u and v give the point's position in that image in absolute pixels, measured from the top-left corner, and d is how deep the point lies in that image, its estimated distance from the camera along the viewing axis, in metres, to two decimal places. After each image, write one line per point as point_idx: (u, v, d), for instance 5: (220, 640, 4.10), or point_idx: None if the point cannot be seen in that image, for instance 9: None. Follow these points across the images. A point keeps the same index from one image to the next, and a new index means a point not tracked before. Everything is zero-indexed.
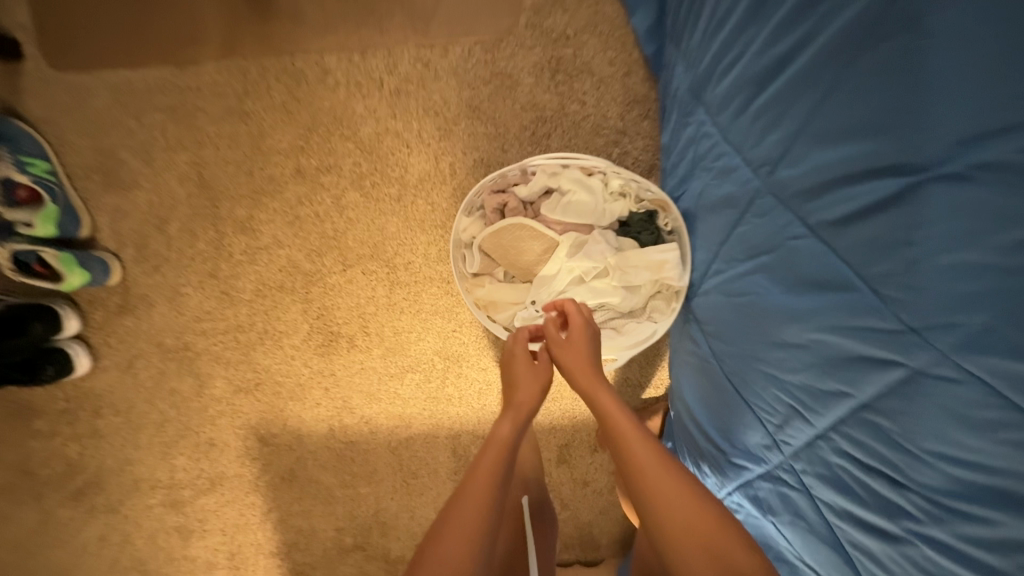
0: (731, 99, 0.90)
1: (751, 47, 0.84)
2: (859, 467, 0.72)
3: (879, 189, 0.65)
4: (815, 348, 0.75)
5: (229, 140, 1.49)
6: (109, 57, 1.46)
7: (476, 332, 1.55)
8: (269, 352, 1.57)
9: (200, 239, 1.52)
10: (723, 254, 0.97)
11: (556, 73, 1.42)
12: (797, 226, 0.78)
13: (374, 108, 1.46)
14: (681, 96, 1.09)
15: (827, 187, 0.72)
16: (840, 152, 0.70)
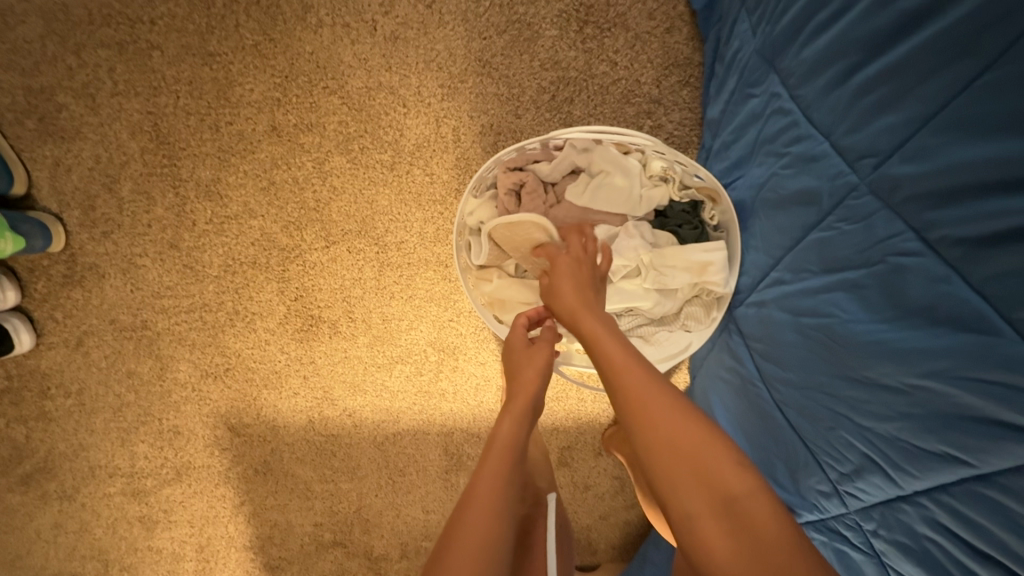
0: (825, 69, 0.72)
1: (866, 1, 0.65)
2: (961, 547, 0.57)
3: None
4: (920, 397, 0.60)
5: (191, 87, 1.26)
6: None
7: (475, 323, 1.38)
8: (240, 335, 1.39)
9: (159, 203, 1.31)
10: (788, 262, 0.80)
11: (583, 26, 1.20)
12: (907, 240, 0.61)
13: (365, 56, 1.23)
14: (745, 62, 0.90)
15: (959, 193, 0.55)
16: (989, 150, 0.52)
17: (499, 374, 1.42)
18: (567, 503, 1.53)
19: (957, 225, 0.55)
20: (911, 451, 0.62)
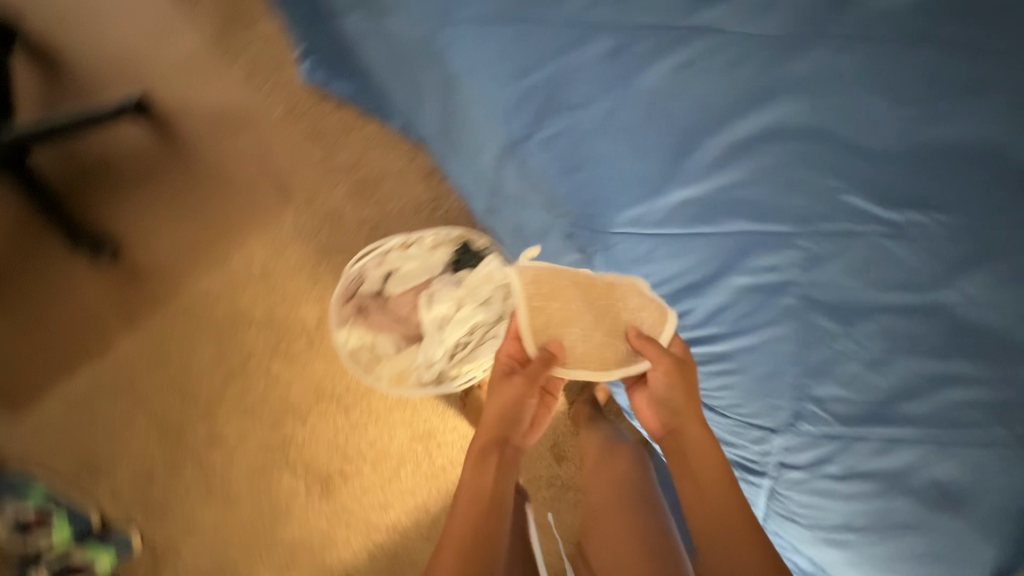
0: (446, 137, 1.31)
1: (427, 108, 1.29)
2: None
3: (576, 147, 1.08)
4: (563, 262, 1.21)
5: (167, 386, 1.75)
6: (44, 382, 1.71)
7: (429, 404, 1.79)
8: (287, 524, 1.77)
9: (186, 470, 1.76)
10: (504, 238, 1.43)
11: (365, 189, 1.75)
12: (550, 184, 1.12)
13: (254, 295, 1.74)
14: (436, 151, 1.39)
15: (543, 144, 1.10)
16: (546, 130, 1.09)
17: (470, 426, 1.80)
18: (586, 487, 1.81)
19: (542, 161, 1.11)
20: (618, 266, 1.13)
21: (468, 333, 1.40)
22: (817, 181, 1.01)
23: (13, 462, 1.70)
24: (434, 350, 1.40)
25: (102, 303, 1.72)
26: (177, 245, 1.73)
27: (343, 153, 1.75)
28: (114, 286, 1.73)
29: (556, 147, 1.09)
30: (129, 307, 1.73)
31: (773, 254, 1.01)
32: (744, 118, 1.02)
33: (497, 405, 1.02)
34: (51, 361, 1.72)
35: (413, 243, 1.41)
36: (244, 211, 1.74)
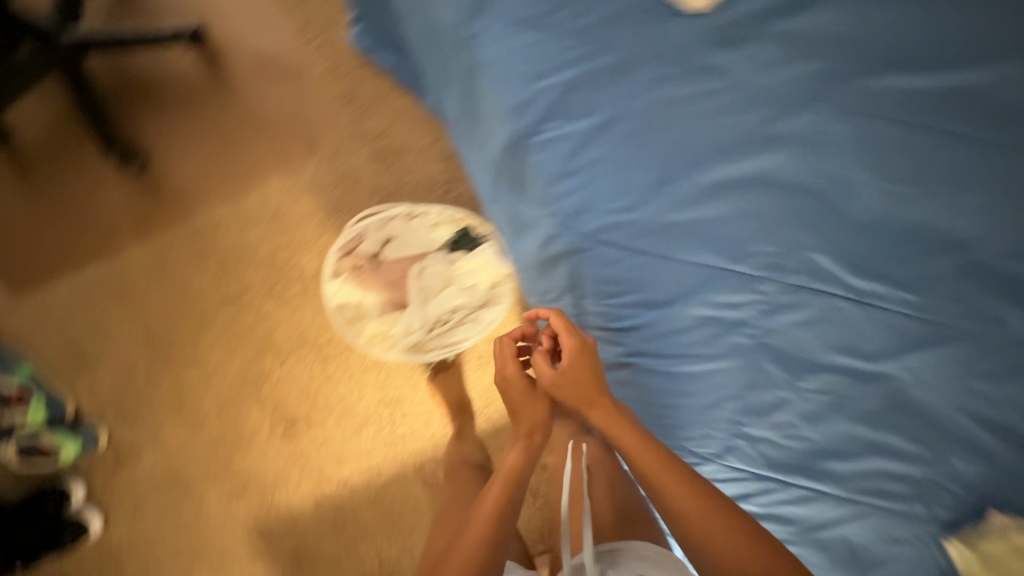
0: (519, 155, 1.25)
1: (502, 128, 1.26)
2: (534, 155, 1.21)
3: (518, 169, 1.28)
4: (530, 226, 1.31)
5: (169, 299, 1.83)
6: (107, 249, 1.84)
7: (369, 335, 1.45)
8: (246, 454, 1.85)
9: (164, 383, 1.83)
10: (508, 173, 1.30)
11: (387, 159, 1.81)
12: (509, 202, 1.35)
13: (266, 234, 1.83)
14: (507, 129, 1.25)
15: (499, 163, 1.32)
16: (504, 155, 1.30)
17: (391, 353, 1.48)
18: (542, 484, 1.88)
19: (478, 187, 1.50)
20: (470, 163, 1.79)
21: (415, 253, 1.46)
22: (702, 239, 1.16)
23: (20, 331, 1.81)
24: (394, 254, 1.45)
25: (190, 204, 1.85)
26: (224, 189, 1.85)
27: (374, 120, 1.83)
28: (216, 184, 1.85)
29: (449, 171, 1.79)
30: (193, 203, 1.85)
31: (684, 294, 1.17)
32: (620, 137, 1.19)
33: (520, 458, 1.34)
34: (140, 231, 1.85)
35: (451, 181, 1.79)
36: (281, 164, 1.85)
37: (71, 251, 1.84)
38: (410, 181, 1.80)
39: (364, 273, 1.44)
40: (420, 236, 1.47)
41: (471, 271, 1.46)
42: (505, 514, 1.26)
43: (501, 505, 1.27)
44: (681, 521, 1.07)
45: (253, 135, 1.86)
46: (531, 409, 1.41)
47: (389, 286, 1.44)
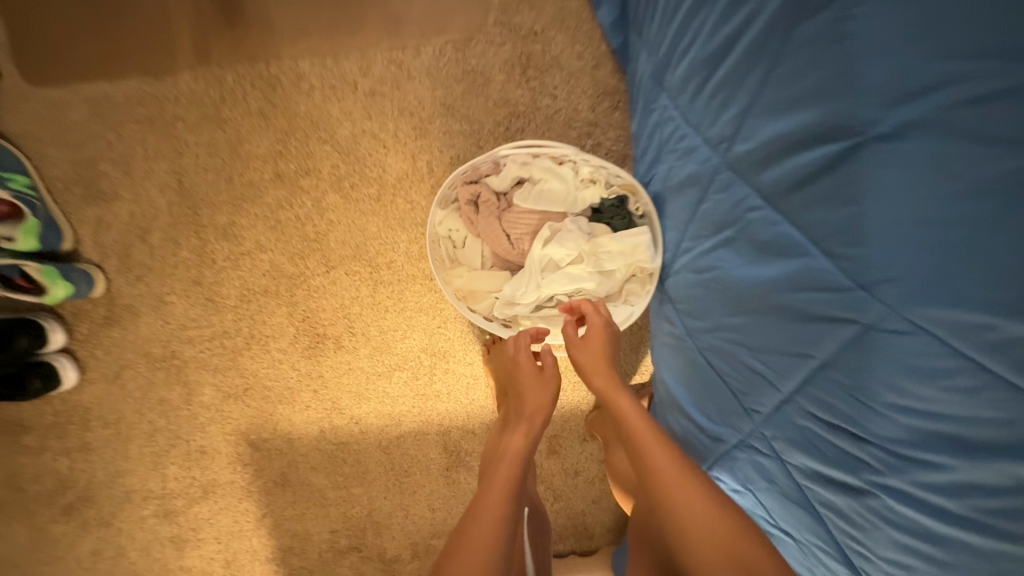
0: (746, 133, 0.80)
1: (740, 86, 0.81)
2: (763, 139, 0.76)
3: (808, 154, 0.69)
4: (721, 241, 0.90)
5: (209, 149, 1.49)
6: (149, 64, 1.47)
7: (464, 292, 1.17)
8: (256, 357, 1.59)
9: (183, 248, 1.53)
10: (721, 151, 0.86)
11: (527, 69, 1.43)
12: (754, 198, 0.80)
13: (350, 110, 1.48)
14: (785, 51, 0.72)
15: (766, 134, 0.76)
16: (789, 124, 0.72)
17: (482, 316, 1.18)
18: (570, 492, 1.67)
19: (677, 169, 1.01)
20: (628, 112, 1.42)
21: (552, 209, 1.14)
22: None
23: (17, 134, 1.47)
24: (527, 201, 1.13)
25: (265, 40, 1.47)
26: (313, 35, 1.46)
27: (525, 14, 1.42)
28: (303, 25, 1.46)
29: (597, 110, 1.43)
30: (269, 42, 1.47)
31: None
32: None
33: (520, 432, 1.06)
34: (195, 54, 1.47)
35: (596, 126, 1.43)
36: (390, 25, 1.45)
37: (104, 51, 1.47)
38: (545, 108, 1.44)
39: (483, 217, 1.14)
40: (565, 189, 1.14)
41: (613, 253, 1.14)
42: (499, 483, 0.94)
43: (497, 480, 0.95)
44: (656, 485, 0.89)
45: None
46: (548, 385, 1.11)
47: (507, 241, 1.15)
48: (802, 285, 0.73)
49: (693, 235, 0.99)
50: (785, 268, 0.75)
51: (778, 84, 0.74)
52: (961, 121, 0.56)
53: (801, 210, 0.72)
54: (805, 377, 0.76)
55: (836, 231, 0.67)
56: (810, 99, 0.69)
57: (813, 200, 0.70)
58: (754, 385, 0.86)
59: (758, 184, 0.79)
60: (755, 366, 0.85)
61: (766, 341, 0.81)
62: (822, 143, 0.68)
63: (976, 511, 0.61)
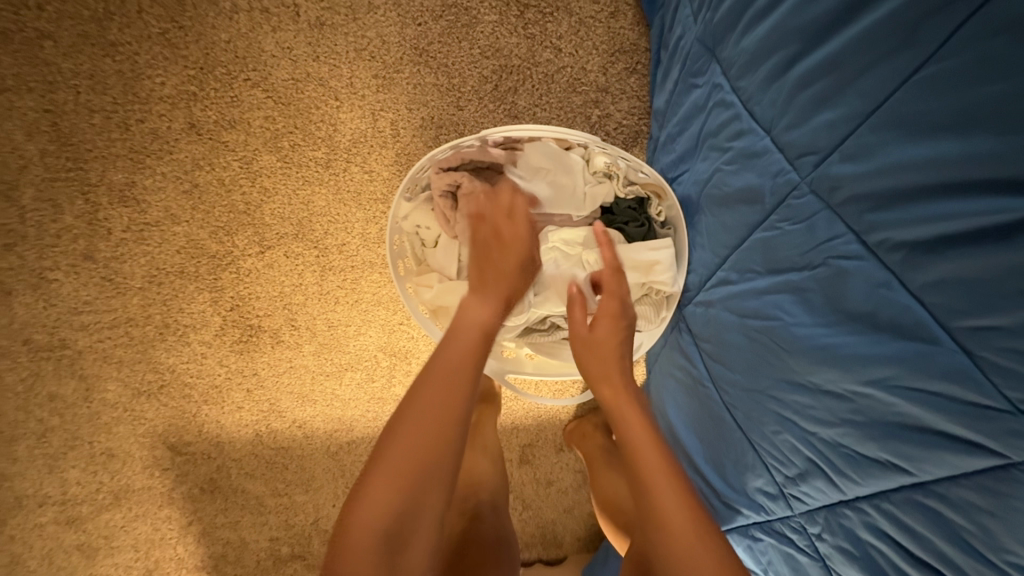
0: (857, 151, 0.57)
1: (858, 83, 0.57)
2: (888, 163, 0.53)
3: (959, 205, 0.48)
4: (787, 283, 0.67)
5: (95, 83, 1.12)
6: None
7: (435, 308, 0.94)
8: (172, 350, 1.30)
9: (67, 212, 1.18)
10: (807, 170, 0.63)
11: (525, 10, 1.13)
12: (849, 243, 0.59)
13: (289, 44, 1.13)
14: (948, 49, 0.48)
15: (892, 159, 0.53)
16: (934, 152, 0.50)
17: None
18: (543, 506, 1.51)
19: (725, 178, 0.77)
20: (648, 78, 1.14)
21: (552, 209, 0.88)
22: None
23: None
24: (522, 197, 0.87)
25: None
26: None
27: None
28: None
29: (608, 74, 1.15)
30: None
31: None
32: None
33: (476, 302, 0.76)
34: None
35: (606, 92, 1.15)
36: None
37: None
38: (544, 66, 1.14)
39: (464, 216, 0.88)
40: (572, 183, 0.88)
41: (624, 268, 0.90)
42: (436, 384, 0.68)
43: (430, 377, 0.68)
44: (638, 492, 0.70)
45: None
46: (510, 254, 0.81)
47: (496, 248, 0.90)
48: (912, 375, 0.53)
49: (741, 266, 0.76)
50: (889, 349, 0.55)
51: (922, 92, 0.51)
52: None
53: (934, 276, 0.50)
54: (882, 486, 0.58)
55: (992, 325, 0.46)
56: (982, 125, 0.46)
57: (956, 274, 0.49)
58: (803, 470, 0.68)
59: (864, 221, 0.57)
60: (813, 451, 0.66)
61: (834, 426, 0.62)
62: (994, 191, 0.46)
63: None
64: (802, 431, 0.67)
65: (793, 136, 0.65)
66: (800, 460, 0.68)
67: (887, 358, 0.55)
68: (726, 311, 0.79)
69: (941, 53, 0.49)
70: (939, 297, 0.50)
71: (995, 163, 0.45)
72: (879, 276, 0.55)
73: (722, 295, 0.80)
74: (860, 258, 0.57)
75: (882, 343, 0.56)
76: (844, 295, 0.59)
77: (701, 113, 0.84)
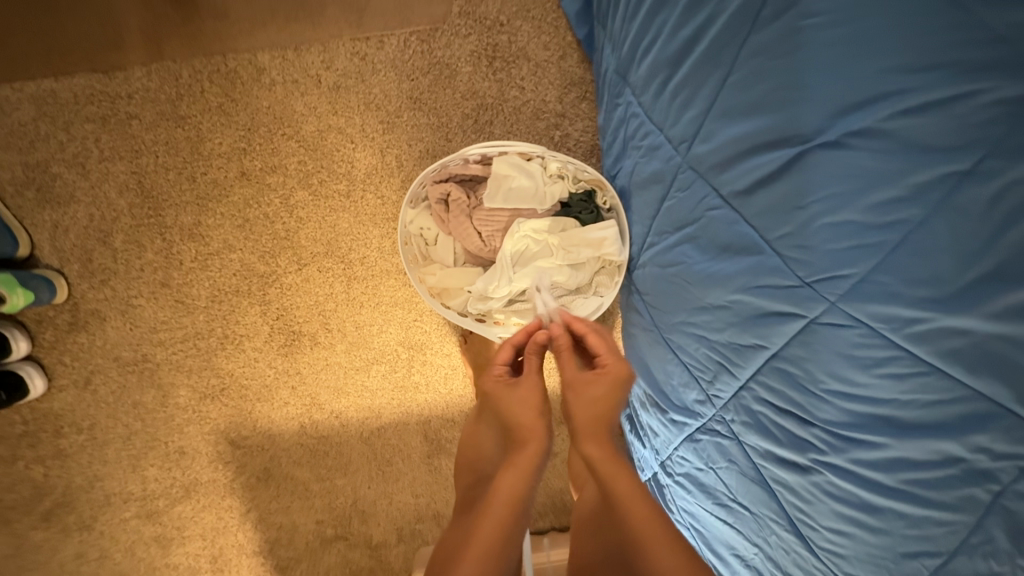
0: (706, 132, 0.82)
1: (698, 89, 0.83)
2: (723, 138, 0.79)
3: (761, 159, 0.73)
4: (685, 234, 0.92)
5: (169, 148, 1.46)
6: (95, 61, 1.43)
7: (439, 291, 1.20)
8: (231, 357, 1.58)
9: (148, 249, 1.49)
10: (687, 151, 0.88)
11: (493, 61, 1.44)
12: (714, 197, 0.84)
13: (314, 104, 1.46)
14: (738, 61, 0.75)
15: (724, 137, 0.79)
16: (743, 128, 0.75)
17: (457, 312, 1.20)
18: (551, 474, 1.72)
19: (642, 167, 1.04)
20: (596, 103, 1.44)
21: (520, 205, 1.16)
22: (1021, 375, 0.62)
23: None
24: (496, 197, 1.15)
25: (219, 34, 1.43)
26: (270, 26, 1.43)
27: (489, 4, 1.43)
28: (261, 19, 1.43)
29: (564, 103, 1.45)
30: (224, 35, 1.43)
31: (948, 433, 0.65)
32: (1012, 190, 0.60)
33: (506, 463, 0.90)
34: (149, 50, 1.44)
35: (563, 117, 1.45)
36: (348, 5, 1.43)
37: (49, 51, 1.42)
38: (512, 101, 1.44)
39: (454, 216, 1.17)
40: (534, 184, 1.16)
41: (580, 245, 1.16)
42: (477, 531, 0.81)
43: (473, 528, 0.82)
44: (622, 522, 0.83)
45: None
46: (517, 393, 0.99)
47: (480, 239, 1.18)
48: (758, 276, 0.77)
49: (660, 230, 1.02)
50: (746, 264, 0.79)
51: (731, 90, 0.77)
52: (907, 132, 0.62)
53: (759, 208, 0.75)
54: (757, 365, 0.81)
55: (791, 232, 0.71)
56: (764, 107, 0.72)
57: (769, 205, 0.73)
58: (716, 372, 0.91)
59: (719, 179, 0.82)
60: (717, 354, 0.89)
61: (726, 331, 0.86)
62: (775, 147, 0.71)
63: (904, 482, 0.69)
64: (709, 342, 0.91)
65: (673, 129, 0.91)
66: (712, 364, 0.92)
67: (746, 270, 0.79)
68: (656, 264, 1.04)
69: (734, 64, 0.76)
70: (763, 222, 0.75)
71: (774, 130, 0.71)
72: (733, 215, 0.80)
73: (652, 253, 1.06)
74: (721, 206, 0.83)
75: (743, 260, 0.79)
76: (716, 234, 0.84)
77: (623, 122, 1.12)
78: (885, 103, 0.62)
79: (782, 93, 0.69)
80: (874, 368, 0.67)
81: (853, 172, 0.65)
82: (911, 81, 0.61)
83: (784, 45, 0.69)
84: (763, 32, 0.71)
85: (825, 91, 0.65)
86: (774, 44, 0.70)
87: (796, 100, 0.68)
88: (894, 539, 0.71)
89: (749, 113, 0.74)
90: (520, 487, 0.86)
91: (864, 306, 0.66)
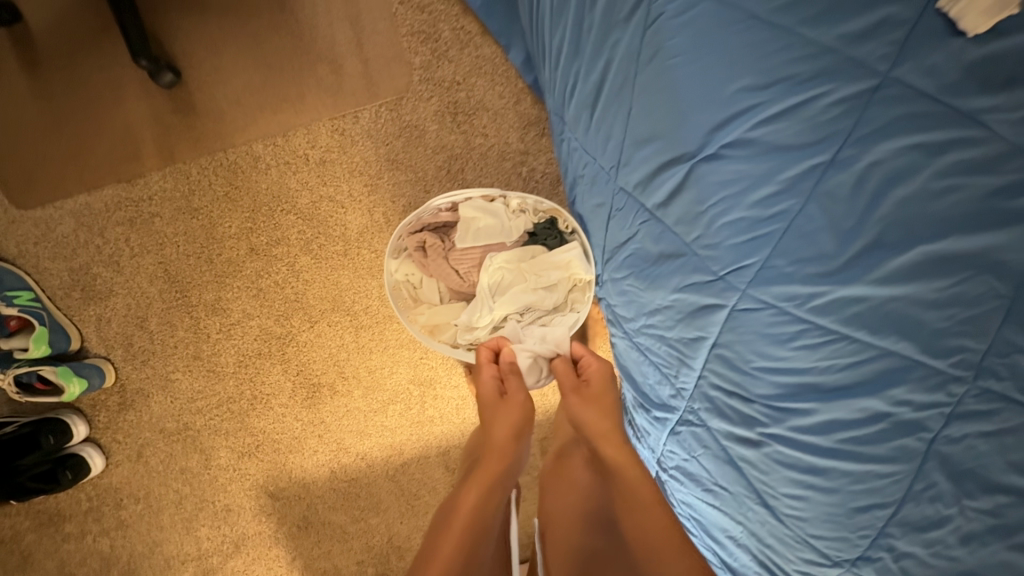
0: (623, 160, 0.93)
1: (608, 123, 0.94)
2: (636, 163, 0.89)
3: (667, 176, 0.84)
4: (627, 248, 1.01)
5: (187, 237, 1.66)
6: (118, 173, 1.65)
7: (430, 327, 1.32)
8: (261, 415, 1.73)
9: (179, 327, 1.68)
10: (615, 175, 0.98)
11: (456, 116, 1.60)
12: (643, 213, 0.93)
13: (305, 180, 1.64)
14: (633, 98, 0.87)
15: (636, 163, 0.89)
16: (647, 153, 0.86)
17: (448, 345, 1.32)
18: None
19: (586, 193, 1.13)
20: None
21: (490, 241, 1.29)
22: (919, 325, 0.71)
23: (14, 256, 1.66)
24: (467, 237, 1.28)
25: (217, 133, 1.64)
26: (259, 119, 1.63)
27: (445, 68, 1.60)
28: (251, 114, 1.63)
29: (524, 143, 1.59)
30: (222, 133, 1.64)
31: (871, 390, 0.73)
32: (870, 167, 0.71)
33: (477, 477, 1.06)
34: (161, 156, 1.65)
35: (527, 154, 1.60)
36: (323, 90, 1.62)
37: (79, 171, 1.65)
38: (479, 148, 1.60)
39: (432, 260, 1.31)
40: (499, 221, 1.29)
41: (548, 268, 1.27)
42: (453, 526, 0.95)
43: (448, 526, 0.96)
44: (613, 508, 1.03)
45: (295, 64, 1.62)
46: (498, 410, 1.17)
47: (458, 277, 1.31)
48: (688, 276, 0.85)
49: (609, 247, 1.11)
50: (676, 266, 0.87)
51: (632, 122, 0.88)
52: (769, 138, 0.73)
53: (676, 218, 0.84)
54: (705, 356, 0.88)
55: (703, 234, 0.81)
56: (659, 133, 0.83)
57: (681, 213, 0.83)
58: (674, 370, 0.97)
59: (640, 199, 0.92)
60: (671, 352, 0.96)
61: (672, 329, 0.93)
62: (673, 165, 0.82)
63: (842, 441, 0.76)
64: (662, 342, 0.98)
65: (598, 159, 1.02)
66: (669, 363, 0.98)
67: (678, 272, 0.87)
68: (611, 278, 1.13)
69: (631, 99, 0.87)
70: (681, 229, 0.84)
71: (670, 151, 0.82)
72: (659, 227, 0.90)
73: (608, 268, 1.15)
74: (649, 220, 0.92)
75: (673, 264, 0.88)
76: (649, 244, 0.93)
77: (567, 155, 1.23)
78: (745, 117, 0.74)
79: (669, 119, 0.81)
80: (791, 342, 0.76)
81: (736, 176, 0.76)
82: (760, 96, 0.73)
83: (660, 82, 0.81)
84: (643, 73, 0.84)
85: (699, 113, 0.78)
86: (653, 82, 0.82)
87: (680, 124, 0.80)
88: (844, 495, 0.78)
89: (649, 139, 0.85)
90: (480, 506, 0.99)
91: (770, 288, 0.76)
